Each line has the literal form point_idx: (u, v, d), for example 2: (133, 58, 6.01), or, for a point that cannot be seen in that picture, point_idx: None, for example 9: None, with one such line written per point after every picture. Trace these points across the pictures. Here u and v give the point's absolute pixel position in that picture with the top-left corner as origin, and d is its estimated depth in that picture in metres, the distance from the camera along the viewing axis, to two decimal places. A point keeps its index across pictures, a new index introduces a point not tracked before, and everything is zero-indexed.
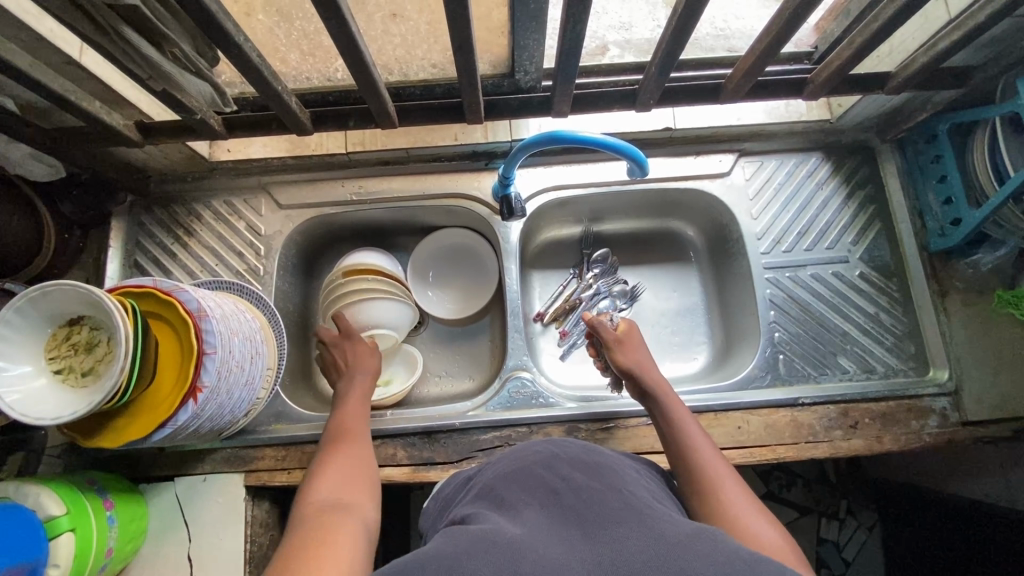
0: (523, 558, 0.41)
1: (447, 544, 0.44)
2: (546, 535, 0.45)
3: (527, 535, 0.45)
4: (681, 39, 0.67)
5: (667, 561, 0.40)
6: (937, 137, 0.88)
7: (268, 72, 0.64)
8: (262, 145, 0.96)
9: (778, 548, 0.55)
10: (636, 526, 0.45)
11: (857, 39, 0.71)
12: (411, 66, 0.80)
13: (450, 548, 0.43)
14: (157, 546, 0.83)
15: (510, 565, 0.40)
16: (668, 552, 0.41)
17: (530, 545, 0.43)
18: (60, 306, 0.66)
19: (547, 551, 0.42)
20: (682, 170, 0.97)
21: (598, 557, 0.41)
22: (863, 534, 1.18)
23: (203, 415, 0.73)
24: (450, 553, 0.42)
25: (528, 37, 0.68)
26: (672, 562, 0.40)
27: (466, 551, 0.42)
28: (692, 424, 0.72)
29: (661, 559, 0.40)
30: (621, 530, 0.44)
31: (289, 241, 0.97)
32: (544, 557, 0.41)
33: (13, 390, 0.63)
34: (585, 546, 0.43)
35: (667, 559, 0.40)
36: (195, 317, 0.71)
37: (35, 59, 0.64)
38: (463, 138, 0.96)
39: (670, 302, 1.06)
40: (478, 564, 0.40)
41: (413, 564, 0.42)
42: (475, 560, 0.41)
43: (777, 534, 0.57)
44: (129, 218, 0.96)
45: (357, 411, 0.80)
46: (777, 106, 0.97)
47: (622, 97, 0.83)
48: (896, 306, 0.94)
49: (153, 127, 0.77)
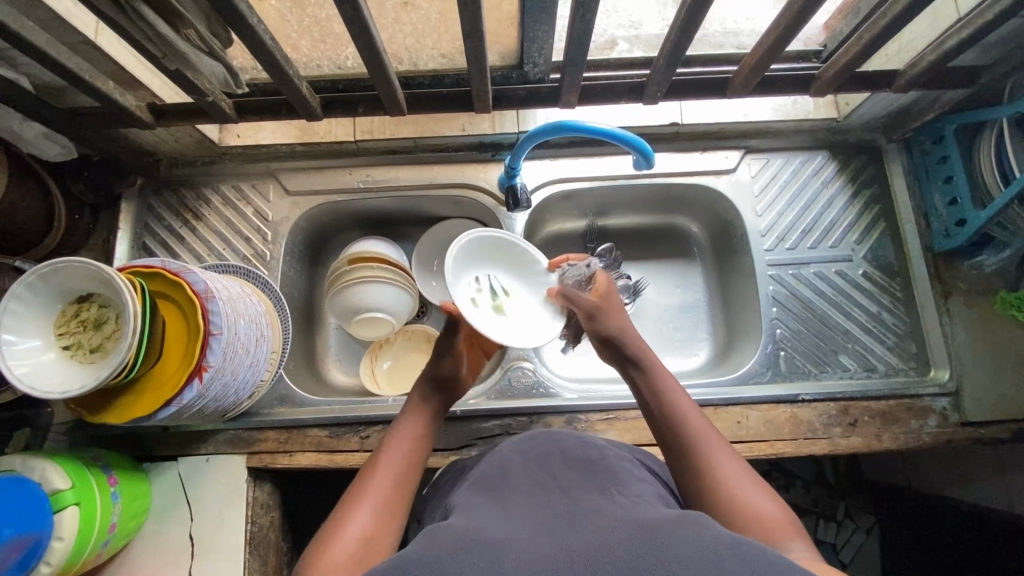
0: (509, 553, 0.40)
1: (440, 534, 0.44)
2: (531, 526, 0.45)
3: (514, 527, 0.44)
4: (690, 31, 0.68)
5: (649, 548, 0.40)
6: (943, 138, 0.88)
7: (279, 56, 0.65)
8: (271, 131, 0.97)
9: (782, 532, 0.51)
10: (620, 518, 0.45)
11: (866, 36, 0.71)
12: (420, 55, 0.81)
13: (442, 541, 0.42)
14: (159, 524, 0.84)
15: (496, 560, 0.39)
16: (650, 539, 0.41)
17: (518, 537, 0.43)
18: (70, 282, 0.67)
19: (532, 543, 0.42)
20: (688, 167, 0.97)
21: (585, 546, 0.41)
22: (861, 536, 1.14)
23: (207, 395, 0.74)
24: (439, 547, 0.42)
25: (537, 28, 0.69)
26: (654, 549, 0.40)
27: (459, 543, 0.42)
28: (675, 385, 0.67)
29: (643, 547, 0.40)
30: (606, 523, 0.44)
31: (296, 228, 0.98)
32: (530, 547, 0.41)
33: (22, 363, 0.64)
34: (571, 535, 0.43)
35: (650, 546, 0.40)
36: (203, 298, 0.72)
37: (52, 37, 0.65)
38: (469, 129, 0.97)
39: (673, 297, 1.06)
40: (469, 551, 0.41)
41: (410, 550, 0.42)
42: (464, 548, 0.41)
43: (775, 510, 0.53)
44: (139, 200, 0.97)
45: (415, 425, 0.64)
46: (785, 104, 0.97)
47: (630, 90, 0.83)
48: (898, 306, 0.94)
49: (164, 109, 0.78)
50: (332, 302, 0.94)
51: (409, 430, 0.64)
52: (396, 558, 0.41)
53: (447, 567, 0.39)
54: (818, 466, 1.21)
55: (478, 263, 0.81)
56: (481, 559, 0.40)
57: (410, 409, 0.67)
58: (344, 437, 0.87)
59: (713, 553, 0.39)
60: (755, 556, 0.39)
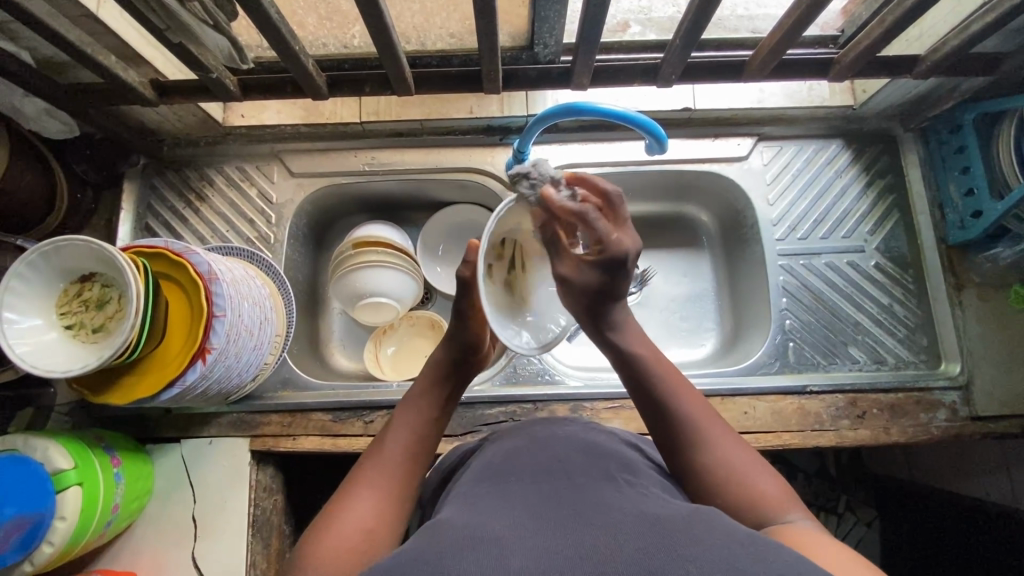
0: (516, 551, 0.39)
1: (444, 528, 0.43)
2: (538, 518, 0.44)
3: (520, 521, 0.43)
4: (708, 12, 0.66)
5: (662, 547, 0.39)
6: (962, 128, 0.86)
7: (286, 31, 0.63)
8: (276, 112, 0.95)
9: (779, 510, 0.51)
10: (631, 512, 0.44)
11: (888, 18, 0.70)
12: (429, 35, 0.79)
13: (445, 538, 0.41)
14: (161, 505, 0.84)
15: (503, 556, 0.38)
16: (664, 537, 0.40)
17: (525, 531, 0.42)
18: (72, 262, 0.66)
19: (538, 539, 0.41)
20: (699, 153, 0.96)
21: (593, 542, 0.40)
22: (861, 529, 1.15)
23: (211, 377, 0.73)
24: (441, 544, 0.40)
25: (550, 7, 0.67)
26: (668, 549, 0.38)
27: (463, 540, 0.41)
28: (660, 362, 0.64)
29: (656, 546, 0.39)
30: (615, 518, 0.43)
31: (300, 211, 0.97)
32: (538, 543, 0.40)
33: (24, 341, 0.63)
34: (580, 530, 0.42)
35: (663, 545, 0.39)
36: (206, 280, 0.71)
37: (53, 9, 0.64)
38: (477, 111, 0.94)
39: (680, 287, 1.05)
40: (477, 548, 0.39)
41: (410, 548, 0.41)
42: (472, 542, 0.40)
43: (776, 488, 0.53)
44: (141, 180, 0.96)
45: (425, 409, 0.63)
46: (799, 90, 0.94)
47: (643, 71, 0.81)
48: (910, 298, 0.92)
49: (168, 86, 0.77)
50: (336, 288, 0.93)
51: (419, 416, 0.62)
52: (397, 553, 0.40)
53: (452, 562, 0.38)
54: (820, 458, 1.20)
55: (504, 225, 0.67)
56: (487, 554, 0.39)
57: (420, 393, 0.64)
58: (348, 421, 0.87)
59: (728, 553, 0.37)
60: (773, 557, 0.38)
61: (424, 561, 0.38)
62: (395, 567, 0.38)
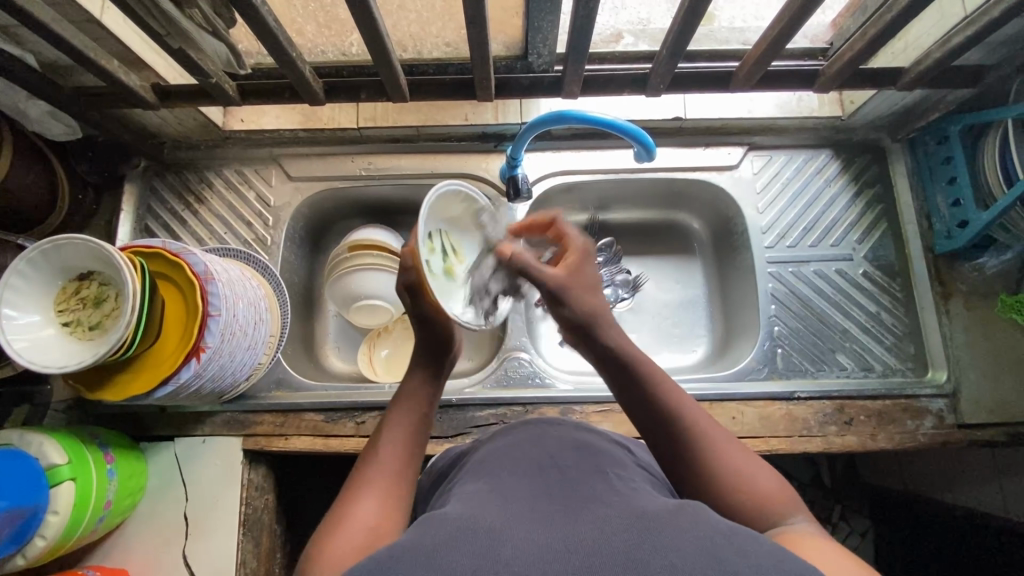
0: (504, 545, 0.40)
1: (437, 521, 0.44)
2: (526, 511, 0.45)
3: (507, 515, 0.44)
4: (693, 21, 0.67)
5: (647, 540, 0.39)
6: (948, 139, 0.88)
7: (284, 39, 0.65)
8: (275, 116, 0.96)
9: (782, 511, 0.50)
10: (618, 507, 0.45)
11: (870, 31, 0.72)
12: (425, 43, 0.81)
13: (429, 535, 0.42)
14: (154, 502, 0.85)
15: (489, 550, 0.39)
16: (648, 530, 0.40)
17: (513, 523, 0.43)
18: (71, 260, 0.68)
19: (523, 533, 0.41)
20: (691, 162, 0.97)
21: (579, 535, 0.40)
22: (856, 540, 1.11)
23: (205, 375, 0.74)
24: (428, 540, 0.41)
25: (542, 18, 0.69)
26: (652, 542, 0.39)
27: (450, 536, 0.41)
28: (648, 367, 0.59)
29: (640, 538, 0.40)
30: (601, 513, 0.44)
31: (297, 214, 0.98)
32: (526, 537, 0.41)
33: (21, 337, 0.64)
34: (566, 524, 0.42)
35: (649, 537, 0.40)
36: (202, 279, 0.73)
37: (57, 14, 0.66)
38: (473, 119, 0.96)
39: (672, 293, 1.06)
40: (466, 540, 0.40)
41: (403, 540, 0.41)
42: (461, 535, 0.41)
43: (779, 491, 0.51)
44: (141, 182, 0.97)
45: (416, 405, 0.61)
46: (789, 100, 0.96)
47: (633, 81, 0.83)
48: (897, 306, 0.94)
49: (169, 90, 0.78)
50: (331, 289, 0.94)
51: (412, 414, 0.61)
52: (384, 547, 0.41)
53: (440, 555, 0.39)
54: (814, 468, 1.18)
55: (438, 215, 0.65)
56: (478, 547, 0.39)
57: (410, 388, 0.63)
58: (340, 422, 0.88)
59: (709, 546, 0.38)
60: (752, 550, 0.38)
61: (409, 560, 0.39)
62: (380, 560, 0.39)
